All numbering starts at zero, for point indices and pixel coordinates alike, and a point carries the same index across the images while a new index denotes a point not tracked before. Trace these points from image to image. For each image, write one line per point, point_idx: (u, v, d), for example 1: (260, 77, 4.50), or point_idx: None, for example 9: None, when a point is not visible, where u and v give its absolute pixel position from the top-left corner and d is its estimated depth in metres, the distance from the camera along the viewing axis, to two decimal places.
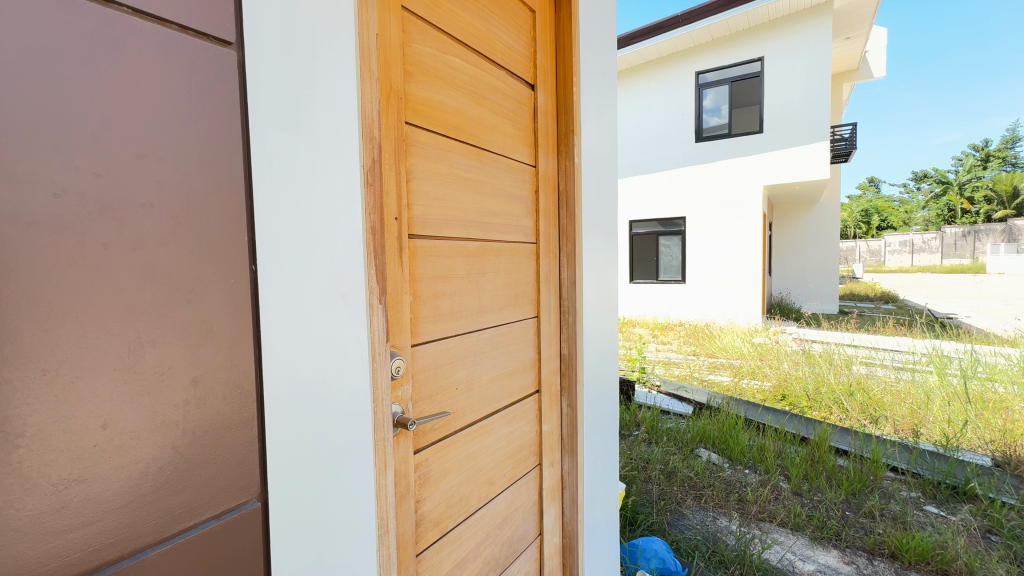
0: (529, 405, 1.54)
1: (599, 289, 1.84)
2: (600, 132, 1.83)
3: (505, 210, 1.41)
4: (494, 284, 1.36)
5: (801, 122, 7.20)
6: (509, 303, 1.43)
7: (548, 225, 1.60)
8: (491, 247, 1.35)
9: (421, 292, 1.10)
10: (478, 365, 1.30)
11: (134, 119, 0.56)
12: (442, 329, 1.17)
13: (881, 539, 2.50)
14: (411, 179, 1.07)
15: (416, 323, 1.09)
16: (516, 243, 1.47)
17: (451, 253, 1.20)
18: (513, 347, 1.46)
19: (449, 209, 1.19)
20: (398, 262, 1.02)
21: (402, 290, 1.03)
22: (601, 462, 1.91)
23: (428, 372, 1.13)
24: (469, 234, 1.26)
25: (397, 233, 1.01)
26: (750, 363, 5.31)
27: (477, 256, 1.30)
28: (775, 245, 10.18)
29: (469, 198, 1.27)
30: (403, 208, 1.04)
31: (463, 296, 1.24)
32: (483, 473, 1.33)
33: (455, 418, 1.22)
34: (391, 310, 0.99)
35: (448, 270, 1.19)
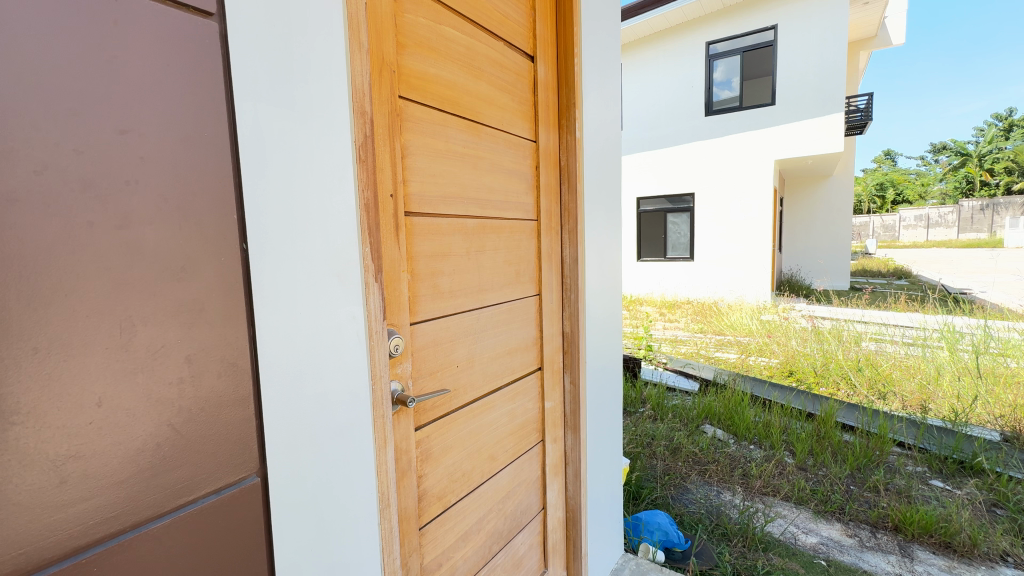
0: (531, 382, 1.55)
1: (602, 267, 1.82)
2: (603, 106, 1.79)
3: (505, 185, 1.39)
4: (495, 262, 1.35)
5: (815, 93, 6.98)
6: (510, 281, 1.42)
7: (550, 202, 1.58)
8: (491, 224, 1.34)
9: (420, 270, 1.10)
10: (478, 343, 1.30)
11: (115, 94, 0.55)
12: (441, 307, 1.17)
13: (885, 513, 2.51)
14: (406, 154, 1.05)
15: (414, 302, 1.09)
16: (517, 220, 1.45)
17: (448, 230, 1.18)
18: (515, 325, 1.45)
19: (445, 186, 1.17)
20: (395, 242, 1.02)
21: (400, 269, 1.02)
22: (604, 437, 1.92)
23: (428, 350, 1.13)
24: (467, 211, 1.25)
25: (394, 213, 1.01)
26: (757, 341, 5.29)
27: (476, 233, 1.28)
28: (786, 221, 10.02)
29: (467, 174, 1.25)
30: (399, 185, 1.03)
31: (462, 275, 1.23)
32: (485, 449, 1.35)
33: (456, 395, 1.23)
34: (388, 289, 0.99)
35: (446, 248, 1.18)
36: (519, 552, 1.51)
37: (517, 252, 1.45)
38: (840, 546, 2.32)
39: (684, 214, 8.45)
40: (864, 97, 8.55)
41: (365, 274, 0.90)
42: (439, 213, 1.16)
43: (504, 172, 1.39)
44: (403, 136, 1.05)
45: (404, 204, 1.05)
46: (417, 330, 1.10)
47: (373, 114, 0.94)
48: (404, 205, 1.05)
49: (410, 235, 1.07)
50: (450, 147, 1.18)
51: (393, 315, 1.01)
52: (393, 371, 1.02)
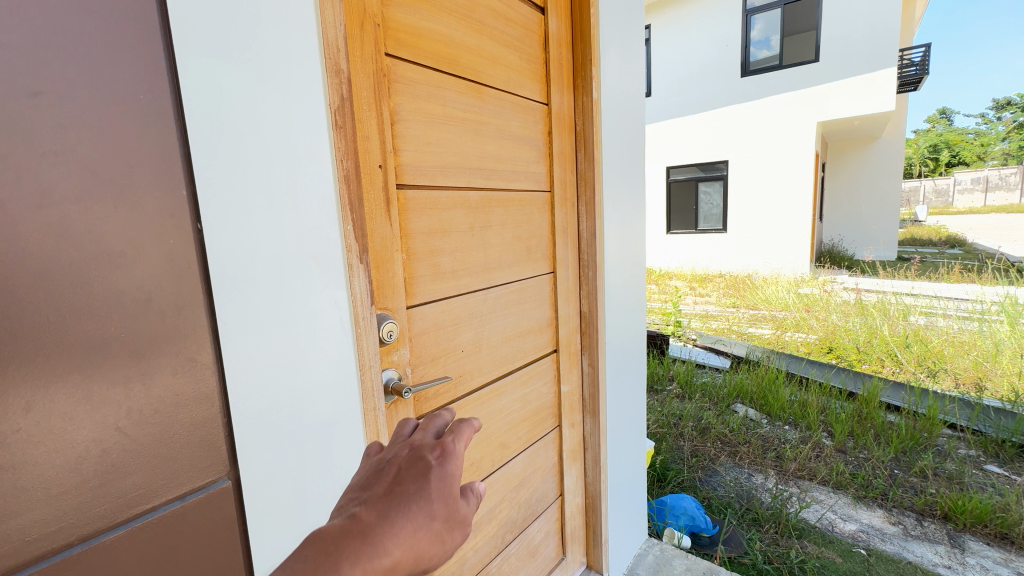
0: (546, 365, 1.46)
1: (623, 241, 1.69)
2: (625, 64, 1.63)
3: (512, 153, 1.27)
4: (502, 238, 1.25)
5: (864, 46, 6.42)
6: (519, 258, 1.30)
7: (564, 171, 1.45)
8: (497, 196, 1.22)
9: (416, 249, 1.01)
10: (486, 326, 1.21)
11: (22, 40, 0.45)
12: (441, 288, 1.07)
13: (933, 500, 2.34)
14: (396, 119, 0.95)
15: (411, 283, 1.00)
16: (527, 191, 1.33)
17: (448, 204, 1.08)
18: (526, 305, 1.35)
19: (443, 155, 1.06)
20: (386, 218, 0.93)
21: (392, 248, 0.93)
22: (626, 421, 1.82)
23: (428, 335, 1.05)
24: (469, 183, 1.14)
25: (385, 187, 0.92)
26: (794, 316, 5.03)
27: (481, 207, 1.17)
28: (828, 188, 9.43)
29: (469, 140, 1.13)
30: (388, 154, 0.93)
31: (465, 252, 1.13)
32: (495, 437, 1.27)
33: (461, 382, 1.15)
34: (377, 271, 0.90)
35: (446, 224, 1.08)
36: (535, 540, 1.45)
37: (527, 226, 1.33)
38: (882, 535, 2.18)
39: (717, 183, 8.03)
40: (919, 50, 7.84)
41: (347, 254, 0.81)
42: (438, 186, 1.06)
43: (511, 138, 1.26)
44: (391, 99, 0.94)
45: (395, 175, 0.95)
46: (414, 314, 1.01)
47: (350, 72, 0.83)
48: (395, 176, 0.95)
49: (403, 209, 0.98)
50: (448, 112, 1.07)
51: (385, 298, 0.93)
52: (387, 359, 0.95)
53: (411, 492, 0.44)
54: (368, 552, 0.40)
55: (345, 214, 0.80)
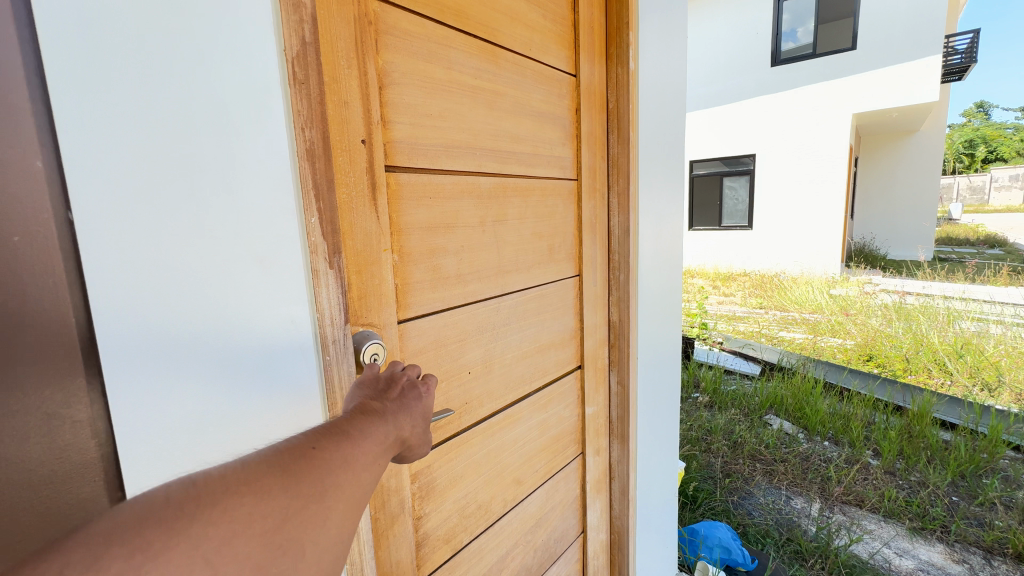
0: (568, 385, 1.24)
1: (659, 239, 1.46)
2: (664, 32, 1.39)
3: (533, 131, 1.05)
4: (521, 235, 1.03)
5: (907, 32, 5.99)
6: (540, 259, 1.09)
7: (593, 156, 1.22)
8: (514, 183, 1.01)
9: (411, 249, 0.80)
10: (498, 341, 1.00)
11: None
12: (443, 298, 0.86)
13: (1004, 536, 2.06)
14: (385, 81, 0.74)
15: (405, 292, 0.80)
16: (550, 178, 1.11)
17: (452, 193, 0.87)
18: (545, 316, 1.13)
19: (447, 131, 0.85)
20: (370, 210, 0.72)
21: (378, 247, 0.73)
22: (659, 446, 1.60)
23: (428, 357, 0.84)
24: (479, 167, 0.92)
25: (370, 171, 0.71)
26: (829, 320, 4.69)
27: (494, 197, 0.96)
28: (861, 184, 8.95)
29: (480, 113, 0.92)
30: (374, 127, 0.71)
31: (473, 252, 0.92)
32: (508, 472, 1.07)
33: (467, 410, 0.94)
34: (357, 278, 0.70)
35: (450, 217, 0.87)
36: None
37: (549, 220, 1.11)
38: None
39: (743, 178, 7.65)
40: (966, 36, 7.34)
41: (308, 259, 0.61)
42: (440, 170, 0.84)
43: (532, 114, 1.04)
44: (378, 55, 0.72)
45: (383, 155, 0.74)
46: (408, 331, 0.80)
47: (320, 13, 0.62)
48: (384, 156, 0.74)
49: (394, 198, 0.77)
50: (453, 77, 0.85)
51: (369, 313, 0.73)
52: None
53: (412, 396, 0.54)
54: (395, 425, 0.49)
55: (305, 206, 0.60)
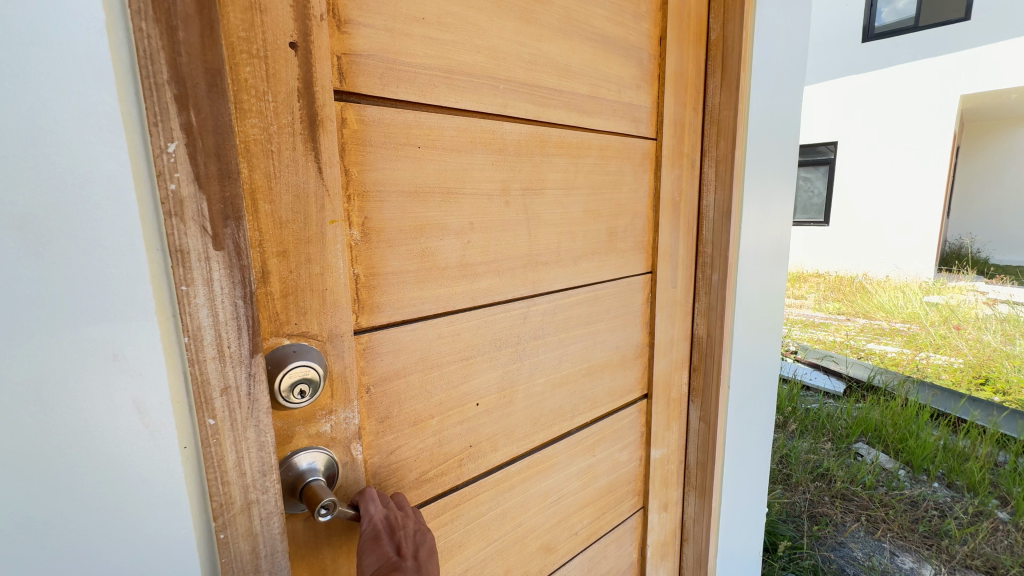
0: (631, 421, 0.87)
1: (762, 229, 1.07)
2: None
3: (594, 63, 0.69)
4: (570, 215, 0.69)
5: None
6: (596, 251, 0.74)
7: (681, 106, 0.84)
8: (563, 139, 0.66)
9: (383, 221, 0.50)
10: (527, 364, 0.67)
11: None
12: (436, 300, 0.56)
13: None
14: None
15: (370, 292, 0.50)
16: (618, 134, 0.75)
17: (458, 144, 0.55)
18: (599, 329, 0.77)
19: (449, 45, 0.52)
20: (303, 161, 0.43)
21: (317, 218, 0.44)
22: (744, 500, 1.21)
23: (409, 384, 0.55)
24: (507, 107, 0.59)
25: (305, 95, 0.42)
26: (929, 331, 4.00)
27: (528, 150, 0.62)
28: (965, 175, 7.78)
29: (512, 21, 0.58)
30: (316, 22, 0.42)
31: (490, 237, 0.60)
32: (538, 540, 0.73)
33: (472, 456, 0.63)
34: (276, 265, 0.42)
35: (453, 181, 0.55)
36: None
37: (614, 198, 0.75)
38: None
39: None
40: None
41: (164, 232, 0.32)
42: (439, 106, 0.53)
43: (595, 35, 0.69)
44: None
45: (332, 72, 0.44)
46: (374, 346, 0.51)
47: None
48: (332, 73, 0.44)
49: (355, 143, 0.47)
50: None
51: (300, 319, 0.44)
52: (311, 436, 0.47)
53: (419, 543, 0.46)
54: None
55: (156, 126, 0.31)
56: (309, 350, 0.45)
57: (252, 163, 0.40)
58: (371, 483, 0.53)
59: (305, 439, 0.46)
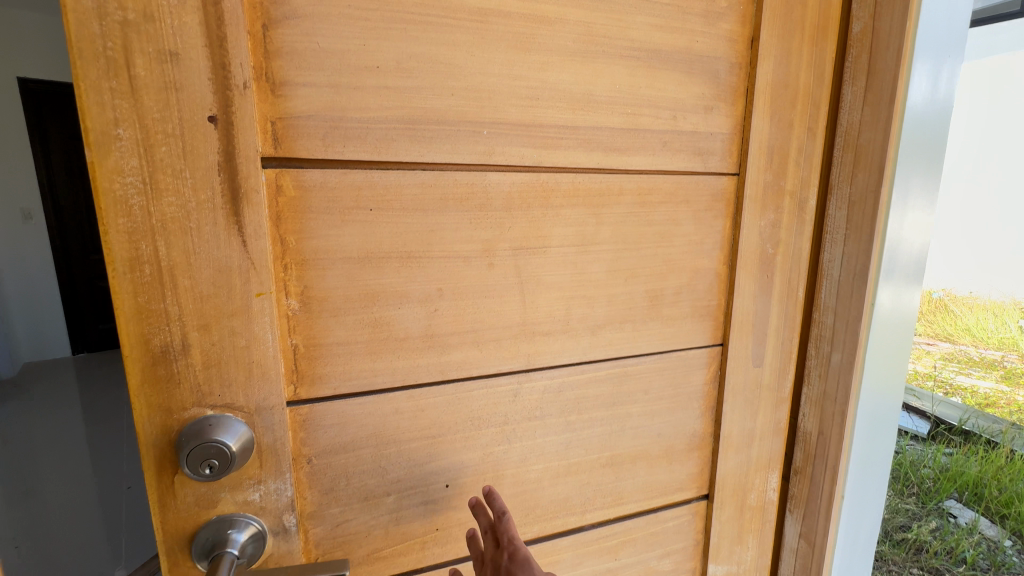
0: (680, 525, 0.70)
1: None
2: None
3: (635, 88, 0.54)
4: (587, 276, 0.56)
5: None
6: (626, 319, 0.60)
7: (787, 127, 0.61)
8: (580, 186, 0.54)
9: (325, 290, 0.47)
10: (517, 446, 0.58)
11: None
12: (393, 373, 0.51)
13: None
14: (273, 11, 0.41)
15: (308, 363, 0.47)
16: (674, 173, 0.58)
17: (423, 204, 0.48)
18: (631, 411, 0.63)
19: (412, 93, 0.46)
20: (226, 236, 0.42)
21: (240, 291, 0.43)
22: None
23: (360, 458, 0.51)
24: (493, 155, 0.50)
25: (226, 168, 0.41)
26: None
27: (522, 202, 0.52)
28: None
29: (503, 54, 0.48)
30: (239, 95, 0.40)
31: (467, 303, 0.52)
32: None
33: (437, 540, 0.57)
34: (197, 340, 0.42)
35: (415, 244, 0.49)
36: None
37: (660, 254, 0.59)
38: None
39: None
40: None
41: None
42: (401, 163, 0.47)
43: (639, 51, 0.54)
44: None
45: (264, 139, 0.42)
46: (315, 418, 0.49)
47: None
48: (264, 142, 0.42)
49: (294, 211, 0.44)
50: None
51: (224, 391, 0.44)
52: (238, 504, 0.47)
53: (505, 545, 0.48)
54: None
55: None
56: (230, 425, 0.44)
57: (169, 241, 0.40)
58: (314, 550, 0.52)
59: (231, 506, 0.46)
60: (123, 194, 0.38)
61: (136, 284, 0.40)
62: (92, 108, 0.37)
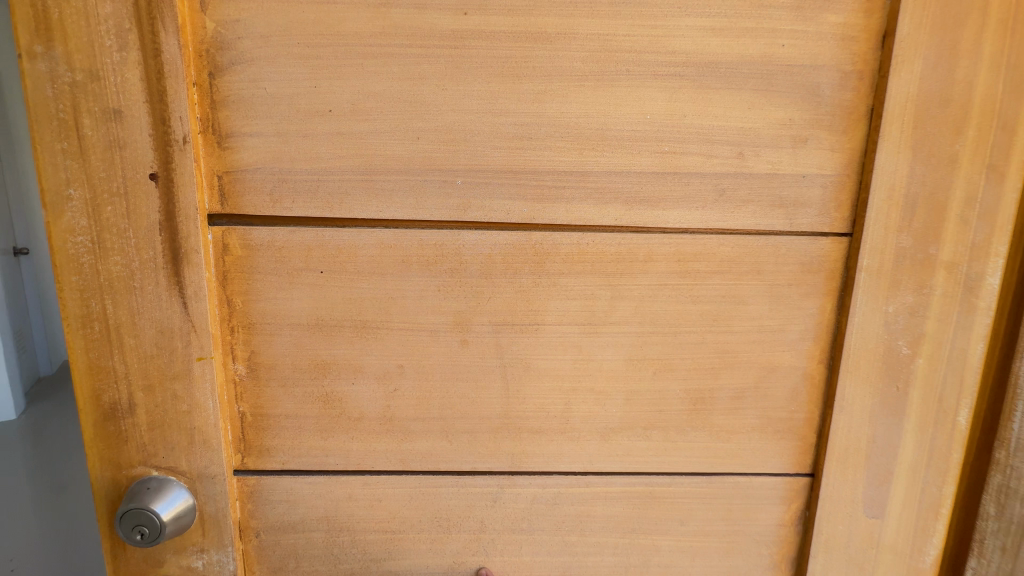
0: None
1: None
2: None
3: (676, 117, 0.39)
4: (596, 364, 0.43)
5: None
6: (653, 424, 0.44)
7: (948, 167, 0.39)
8: (588, 249, 0.41)
9: (274, 357, 0.42)
10: (496, 559, 0.47)
11: None
12: (345, 454, 0.44)
13: None
14: (221, 58, 0.37)
15: (257, 433, 0.44)
16: (737, 231, 0.41)
17: (380, 267, 0.41)
18: (658, 543, 0.47)
19: (369, 137, 0.39)
20: (168, 296, 0.39)
21: (182, 356, 0.41)
22: None
23: (310, 542, 0.46)
24: (469, 210, 0.40)
25: (166, 228, 0.38)
26: None
27: (506, 267, 0.41)
28: None
29: (483, 86, 0.38)
30: (179, 149, 0.37)
31: (434, 385, 0.43)
32: None
33: None
34: (142, 401, 0.41)
35: (372, 313, 0.41)
36: None
37: (710, 343, 0.43)
38: None
39: None
40: None
41: None
42: (358, 219, 0.40)
43: (686, 65, 0.38)
44: (189, 6, 0.36)
45: (210, 195, 0.39)
46: (264, 491, 0.45)
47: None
48: (208, 197, 0.39)
49: (240, 272, 0.41)
50: (399, 15, 0.37)
51: (168, 453, 0.42)
52: (182, 566, 0.44)
53: None
54: None
55: None
56: (169, 492, 0.42)
57: (116, 299, 0.39)
58: None
59: (176, 567, 0.44)
60: (75, 252, 0.38)
61: (87, 339, 0.40)
62: (47, 169, 0.37)
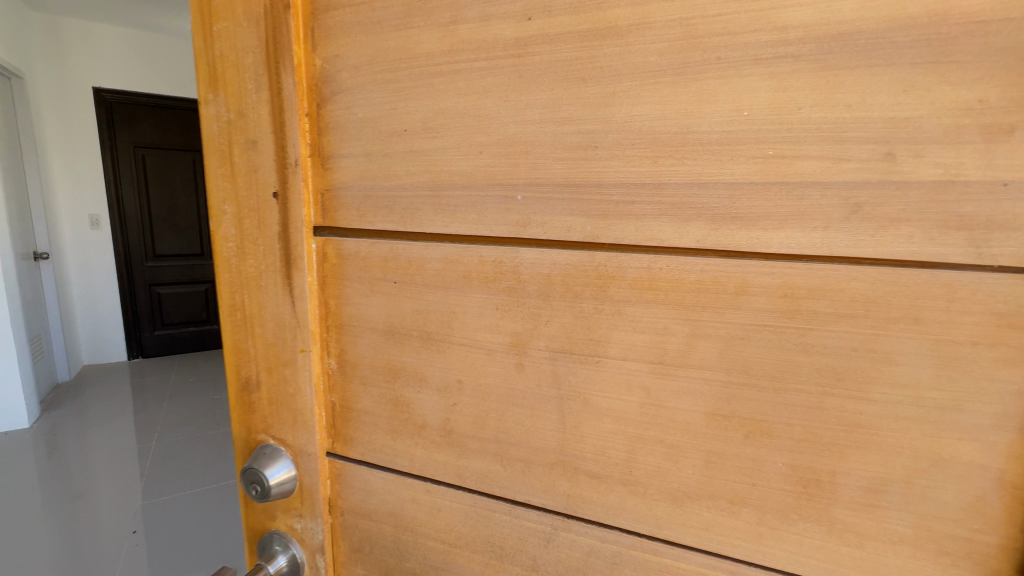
0: None
1: None
2: None
3: (788, 111, 0.30)
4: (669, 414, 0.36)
5: None
6: (746, 500, 0.35)
7: None
8: (660, 276, 0.34)
9: (356, 357, 0.46)
10: None
11: None
12: (411, 459, 0.46)
13: None
14: (325, 90, 0.42)
15: (343, 423, 0.48)
16: (884, 261, 0.30)
17: (444, 281, 0.41)
18: None
19: (438, 154, 0.39)
20: (283, 295, 0.47)
21: (290, 347, 0.47)
22: None
23: (382, 533, 0.49)
24: (530, 226, 0.37)
25: (283, 237, 0.45)
26: None
27: (563, 289, 0.37)
28: None
29: (545, 94, 0.35)
30: (292, 171, 0.44)
31: (490, 406, 0.41)
32: None
33: None
34: (265, 380, 0.49)
35: (437, 326, 0.42)
36: None
37: (832, 409, 0.32)
38: None
39: None
40: None
41: None
42: (427, 233, 0.41)
43: (802, 42, 0.29)
44: (303, 48, 0.42)
45: (315, 210, 0.45)
46: (347, 476, 0.49)
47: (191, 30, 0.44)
48: (314, 212, 0.45)
49: (335, 278, 0.46)
50: (467, 32, 0.37)
51: (280, 427, 0.50)
52: (286, 526, 0.52)
53: None
54: None
55: None
56: (277, 461, 0.49)
57: (251, 294, 0.48)
58: None
59: (282, 525, 0.52)
60: (227, 255, 0.48)
61: (233, 325, 0.50)
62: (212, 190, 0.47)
